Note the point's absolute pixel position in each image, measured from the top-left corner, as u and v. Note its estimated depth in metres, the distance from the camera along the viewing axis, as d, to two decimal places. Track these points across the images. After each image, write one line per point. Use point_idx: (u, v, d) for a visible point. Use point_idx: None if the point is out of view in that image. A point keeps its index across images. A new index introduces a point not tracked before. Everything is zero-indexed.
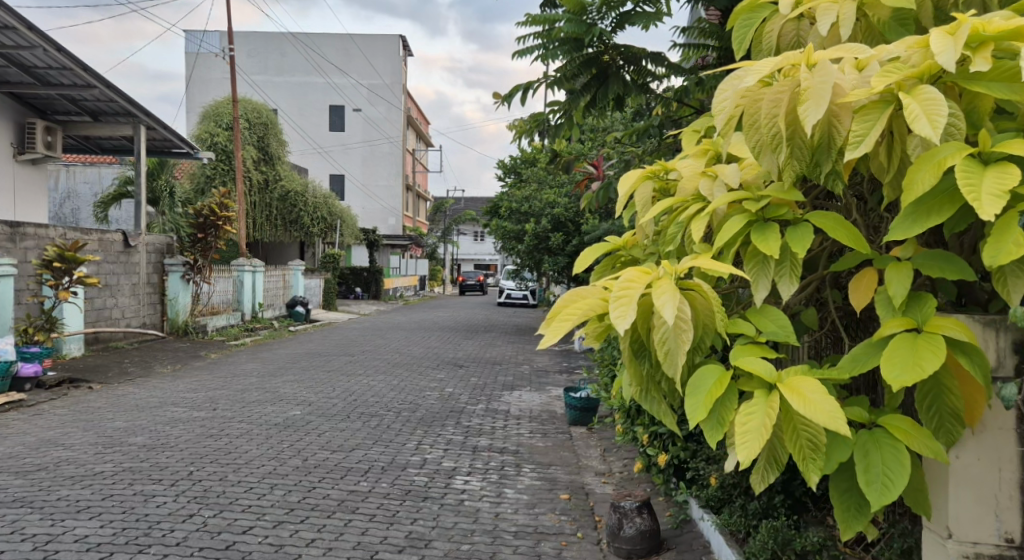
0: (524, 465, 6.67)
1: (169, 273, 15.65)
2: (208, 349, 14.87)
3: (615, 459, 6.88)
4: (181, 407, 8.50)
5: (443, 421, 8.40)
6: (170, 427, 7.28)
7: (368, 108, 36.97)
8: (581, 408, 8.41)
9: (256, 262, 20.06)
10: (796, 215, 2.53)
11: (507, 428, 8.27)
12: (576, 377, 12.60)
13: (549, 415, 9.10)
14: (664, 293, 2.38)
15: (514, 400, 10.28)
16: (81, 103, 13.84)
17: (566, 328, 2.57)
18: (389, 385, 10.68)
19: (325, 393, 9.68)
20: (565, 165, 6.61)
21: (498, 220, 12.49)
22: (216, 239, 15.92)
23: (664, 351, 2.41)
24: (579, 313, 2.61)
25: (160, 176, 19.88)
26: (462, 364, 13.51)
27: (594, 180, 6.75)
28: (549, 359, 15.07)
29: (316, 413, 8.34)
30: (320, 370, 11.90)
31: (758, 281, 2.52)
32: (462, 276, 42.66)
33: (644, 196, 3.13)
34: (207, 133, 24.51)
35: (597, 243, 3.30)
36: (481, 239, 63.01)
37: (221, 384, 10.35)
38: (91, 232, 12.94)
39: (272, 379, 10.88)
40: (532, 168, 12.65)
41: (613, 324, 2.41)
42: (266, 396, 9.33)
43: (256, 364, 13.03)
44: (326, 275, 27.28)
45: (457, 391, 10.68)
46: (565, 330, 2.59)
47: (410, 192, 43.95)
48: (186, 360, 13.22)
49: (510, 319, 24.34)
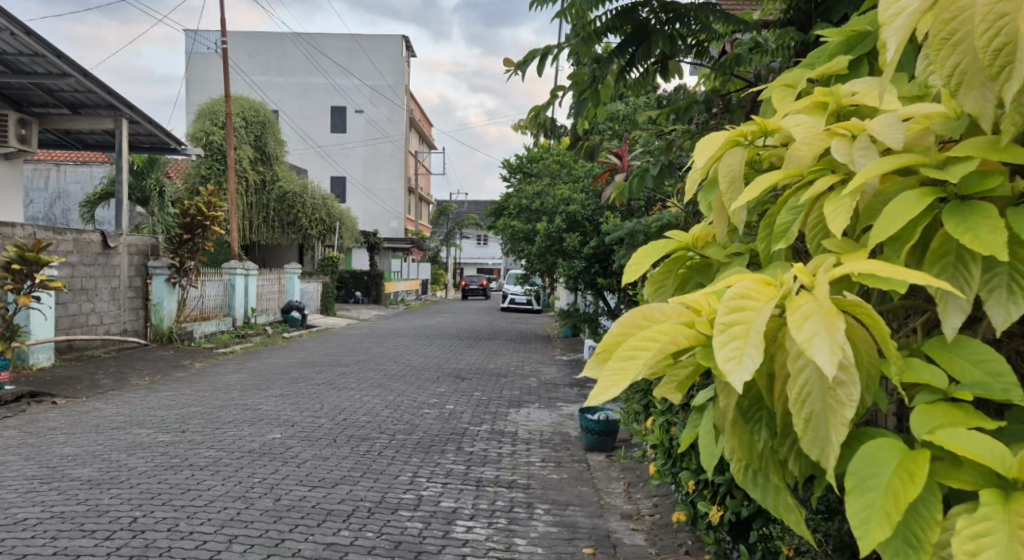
0: (537, 505, 5.72)
1: (152, 276, 14.59)
2: (193, 357, 13.89)
3: (643, 498, 5.92)
4: (148, 427, 7.52)
5: (443, 447, 7.45)
6: (126, 454, 6.28)
7: (370, 109, 36.11)
8: (599, 432, 7.47)
9: (248, 266, 19.07)
10: (1012, 189, 1.59)
11: (515, 455, 7.30)
12: (589, 392, 11.63)
13: (562, 439, 8.12)
14: (811, 319, 1.41)
15: (522, 419, 9.32)
16: (58, 94, 12.80)
17: (628, 375, 1.62)
18: (384, 402, 9.71)
19: (311, 411, 8.71)
20: (590, 152, 5.61)
21: (506, 220, 11.51)
22: (204, 240, 14.96)
23: (803, 414, 1.45)
24: (649, 348, 1.66)
25: (150, 175, 18.79)
26: (465, 377, 12.52)
27: (617, 173, 5.79)
28: (558, 371, 14.09)
29: (299, 437, 7.35)
30: (310, 383, 10.90)
31: (953, 298, 1.55)
32: (465, 281, 41.70)
33: (731, 169, 2.16)
34: (202, 130, 23.55)
35: (657, 242, 2.37)
36: (484, 243, 62.06)
37: (198, 399, 9.37)
38: (63, 232, 11.92)
39: (256, 394, 9.89)
40: (541, 164, 11.70)
41: (723, 371, 1.44)
42: (246, 415, 8.34)
43: (243, 375, 12.05)
44: (325, 279, 26.33)
45: (459, 409, 9.71)
46: (628, 377, 1.63)
47: (412, 195, 43.05)
48: (167, 370, 12.23)
49: (514, 325, 23.42)
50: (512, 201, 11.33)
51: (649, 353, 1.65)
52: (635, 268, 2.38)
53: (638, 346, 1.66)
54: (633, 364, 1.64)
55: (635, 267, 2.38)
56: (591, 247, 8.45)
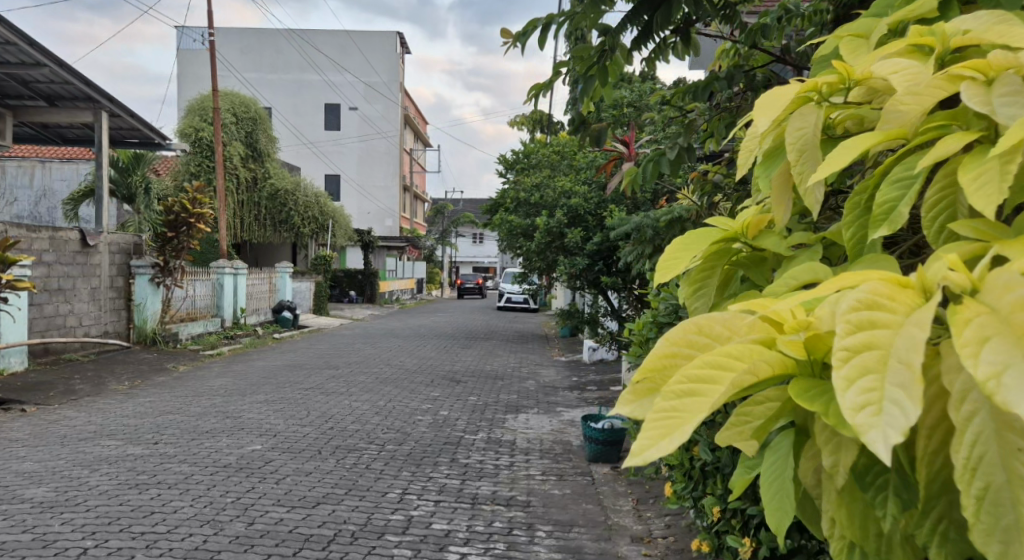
0: (539, 526, 5.21)
1: (135, 275, 14.01)
2: (177, 360, 13.35)
3: (654, 517, 5.41)
4: (118, 438, 6.97)
5: (435, 459, 6.95)
6: (87, 471, 5.74)
7: (365, 106, 35.56)
8: (603, 441, 7.02)
9: (237, 265, 18.52)
10: None
11: (513, 468, 6.80)
12: (590, 396, 11.13)
13: (563, 449, 7.62)
14: (994, 342, 1.02)
15: (521, 426, 8.82)
16: (33, 85, 12.24)
17: (687, 422, 1.14)
18: (373, 408, 9.19)
19: (296, 419, 8.19)
20: (597, 138, 5.06)
21: (503, 216, 10.99)
22: (189, 238, 14.42)
23: (976, 489, 1.08)
24: (718, 381, 1.17)
25: (136, 171, 18.01)
26: (460, 380, 12.00)
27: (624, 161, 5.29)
28: (557, 373, 13.59)
29: (280, 449, 6.82)
30: (298, 388, 10.37)
31: None
32: (461, 280, 41.19)
33: (802, 131, 1.65)
34: (191, 127, 22.97)
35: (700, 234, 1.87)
36: (480, 242, 61.54)
37: (176, 406, 8.82)
38: (38, 230, 11.37)
39: (239, 400, 9.36)
40: (538, 158, 11.18)
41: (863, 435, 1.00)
42: (226, 423, 7.81)
43: (229, 379, 11.51)
44: (318, 278, 25.80)
45: (453, 415, 9.20)
46: (685, 426, 1.14)
47: (408, 192, 42.53)
48: (148, 374, 11.68)
49: (511, 325, 22.93)
50: (509, 195, 10.80)
51: (716, 385, 1.17)
52: (665, 267, 1.90)
53: (700, 377, 1.18)
54: (695, 402, 1.16)
55: (666, 266, 1.90)
56: (594, 244, 7.90)
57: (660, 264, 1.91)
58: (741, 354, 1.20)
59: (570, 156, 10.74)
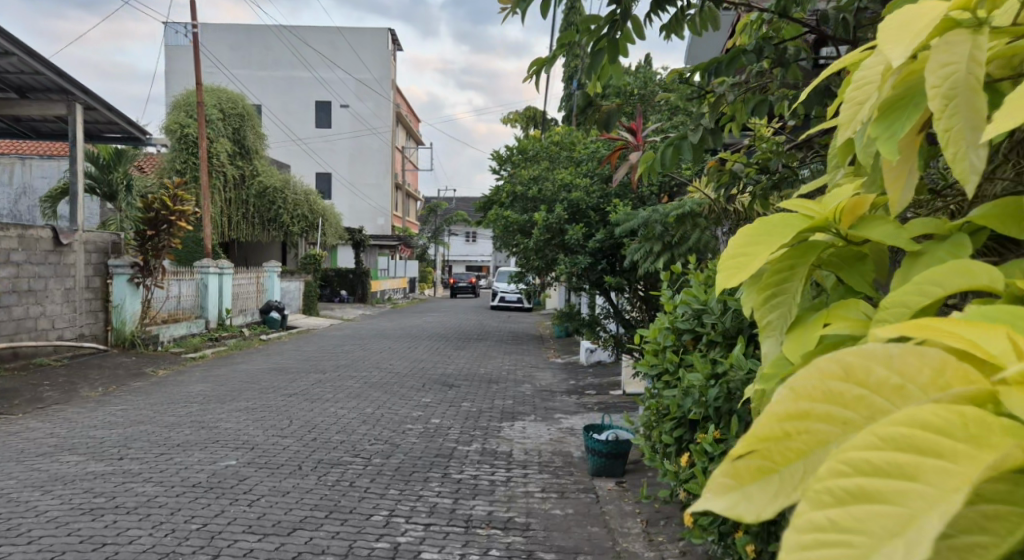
0: (541, 553, 4.71)
1: (113, 275, 13.39)
2: (156, 364, 12.76)
3: (667, 541, 4.91)
4: (80, 453, 6.41)
5: (426, 475, 6.43)
6: (39, 493, 5.19)
7: (356, 103, 34.98)
8: (608, 454, 6.56)
9: (222, 264, 17.94)
10: None
11: (510, 484, 6.31)
12: (589, 400, 10.61)
13: (564, 462, 7.13)
14: None
15: (517, 435, 8.30)
16: (2, 76, 11.64)
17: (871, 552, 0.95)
18: (361, 417, 8.65)
19: (276, 430, 7.64)
20: (605, 122, 4.52)
21: (497, 212, 10.46)
22: (170, 237, 13.85)
23: None
24: (909, 476, 0.98)
25: (117, 168, 17.41)
26: (452, 384, 11.46)
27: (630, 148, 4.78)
28: (553, 376, 13.06)
29: (257, 464, 6.27)
30: (281, 395, 9.83)
31: None
32: (453, 279, 40.59)
33: (951, 70, 1.18)
34: (177, 122, 22.34)
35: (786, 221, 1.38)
36: (473, 241, 60.88)
37: (149, 415, 8.25)
38: (5, 228, 10.80)
39: (217, 408, 8.80)
40: (535, 154, 10.66)
41: None
42: (200, 435, 7.26)
43: (209, 385, 10.94)
44: (307, 278, 25.23)
45: (446, 424, 8.68)
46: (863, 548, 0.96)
47: (400, 191, 41.91)
48: (124, 379, 11.10)
49: (504, 325, 22.39)
50: (505, 190, 10.26)
51: (903, 484, 0.98)
52: (732, 266, 1.44)
53: (870, 468, 0.99)
54: (873, 510, 0.97)
55: (732, 265, 1.44)
56: (597, 240, 7.34)
57: (726, 261, 1.45)
58: (930, 426, 1.01)
59: (569, 149, 10.19)
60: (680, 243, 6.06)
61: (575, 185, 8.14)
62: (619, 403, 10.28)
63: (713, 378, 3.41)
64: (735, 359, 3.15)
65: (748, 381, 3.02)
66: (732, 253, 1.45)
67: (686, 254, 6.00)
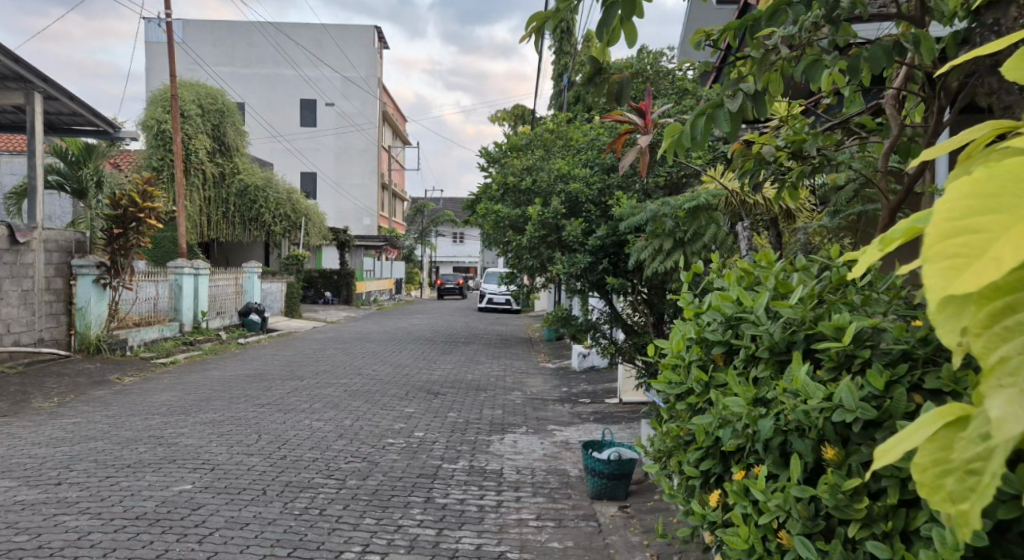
0: None
1: (77, 276, 12.63)
2: (122, 370, 12.00)
3: None
4: (13, 477, 5.68)
5: (407, 502, 5.72)
6: None
7: (342, 102, 34.15)
8: (610, 476, 5.92)
9: (198, 264, 17.15)
10: None
11: (501, 511, 5.63)
12: (584, 409, 9.95)
13: (560, 483, 6.45)
14: None
15: (508, 449, 7.62)
16: None
17: None
18: (337, 430, 7.95)
19: (242, 447, 6.92)
20: (619, 94, 3.85)
21: (487, 207, 9.76)
22: (138, 237, 13.11)
23: None
24: None
25: (87, 164, 16.51)
26: (437, 393, 10.75)
27: (642, 143, 4.76)
28: (545, 382, 12.33)
29: (214, 489, 5.55)
30: (251, 405, 9.11)
31: None
32: (441, 280, 39.84)
33: None
34: (153, 118, 21.47)
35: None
36: (461, 241, 60.14)
37: (103, 430, 7.52)
38: None
39: (179, 421, 8.08)
40: (529, 149, 10.00)
41: None
42: (156, 453, 6.53)
43: (177, 393, 10.19)
44: (289, 279, 24.45)
45: (430, 437, 7.99)
46: None
47: (387, 190, 41.12)
48: (84, 387, 10.35)
49: (493, 327, 21.66)
50: (495, 183, 9.56)
51: None
52: (955, 252, 1.29)
53: None
54: None
55: (955, 250, 1.29)
56: (597, 236, 6.45)
57: (941, 242, 1.30)
58: None
59: (565, 139, 9.46)
60: (693, 240, 5.23)
61: (573, 176, 7.33)
62: (616, 413, 9.57)
63: (759, 406, 2.72)
64: (794, 383, 2.47)
65: (814, 412, 2.34)
66: (948, 229, 1.31)
67: (700, 253, 5.19)
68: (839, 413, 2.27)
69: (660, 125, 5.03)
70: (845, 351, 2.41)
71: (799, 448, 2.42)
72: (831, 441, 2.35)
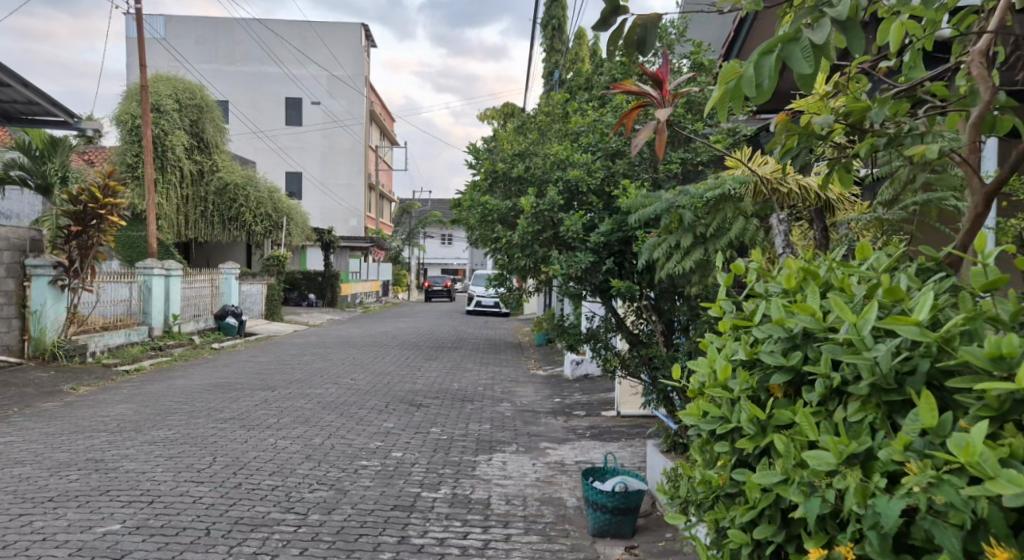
0: None
1: (32, 277, 11.76)
2: (79, 380, 11.06)
3: None
4: None
5: (378, 544, 4.85)
6: None
7: (328, 101, 33.27)
8: (614, 510, 5.09)
9: (169, 265, 16.13)
10: None
11: (488, 555, 4.79)
12: (580, 423, 9.12)
13: (557, 516, 5.60)
14: None
15: (497, 472, 6.77)
16: None
17: None
18: (305, 451, 7.06)
19: (191, 474, 6.03)
20: (640, 43, 3.03)
21: (473, 201, 8.90)
22: (100, 235, 12.22)
23: None
24: None
25: (53, 160, 15.41)
26: (420, 405, 9.86)
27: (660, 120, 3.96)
28: (536, 392, 11.45)
29: (145, 532, 4.68)
30: (211, 421, 8.21)
31: None
32: (429, 282, 38.95)
33: None
34: (127, 113, 20.46)
35: None
36: (448, 243, 59.41)
37: (36, 452, 6.62)
38: None
39: (126, 440, 7.18)
40: (520, 140, 9.14)
41: None
42: (89, 483, 5.64)
43: (133, 406, 9.28)
44: (270, 281, 23.47)
45: (410, 458, 7.12)
46: None
47: (374, 191, 40.19)
48: (30, 399, 9.43)
49: (481, 331, 20.83)
50: (482, 172, 8.70)
51: None
52: None
53: None
54: None
55: None
56: (599, 232, 5.58)
57: None
58: None
59: (560, 127, 8.60)
60: (717, 235, 4.40)
61: (571, 162, 6.45)
62: (615, 427, 8.73)
63: (858, 467, 2.20)
64: (961, 449, 2.04)
65: (975, 498, 2.00)
66: None
67: (726, 251, 4.35)
68: (1018, 497, 1.94)
69: (678, 98, 4.23)
70: (1012, 399, 2.07)
71: (945, 538, 2.04)
72: (997, 537, 2.01)
